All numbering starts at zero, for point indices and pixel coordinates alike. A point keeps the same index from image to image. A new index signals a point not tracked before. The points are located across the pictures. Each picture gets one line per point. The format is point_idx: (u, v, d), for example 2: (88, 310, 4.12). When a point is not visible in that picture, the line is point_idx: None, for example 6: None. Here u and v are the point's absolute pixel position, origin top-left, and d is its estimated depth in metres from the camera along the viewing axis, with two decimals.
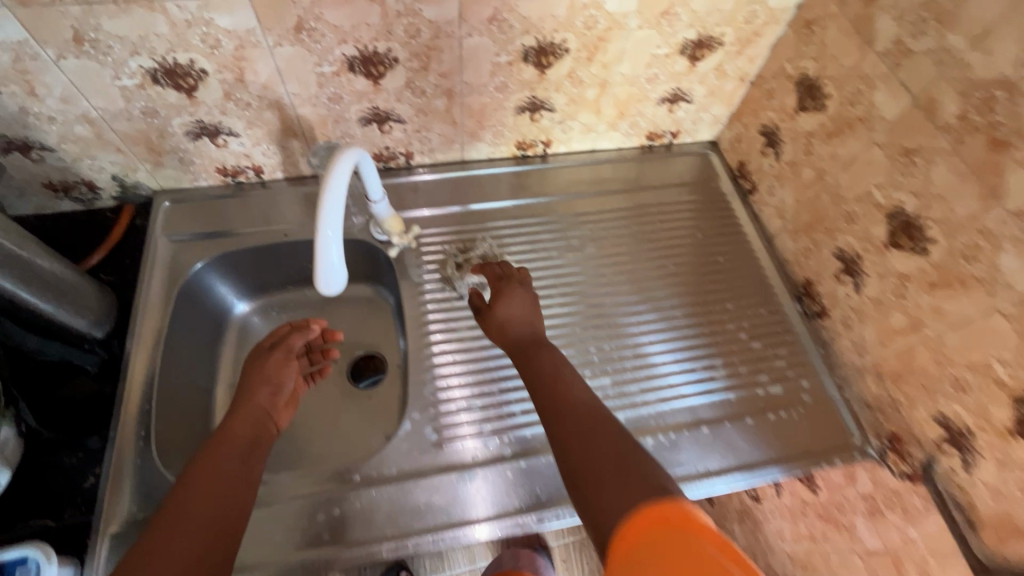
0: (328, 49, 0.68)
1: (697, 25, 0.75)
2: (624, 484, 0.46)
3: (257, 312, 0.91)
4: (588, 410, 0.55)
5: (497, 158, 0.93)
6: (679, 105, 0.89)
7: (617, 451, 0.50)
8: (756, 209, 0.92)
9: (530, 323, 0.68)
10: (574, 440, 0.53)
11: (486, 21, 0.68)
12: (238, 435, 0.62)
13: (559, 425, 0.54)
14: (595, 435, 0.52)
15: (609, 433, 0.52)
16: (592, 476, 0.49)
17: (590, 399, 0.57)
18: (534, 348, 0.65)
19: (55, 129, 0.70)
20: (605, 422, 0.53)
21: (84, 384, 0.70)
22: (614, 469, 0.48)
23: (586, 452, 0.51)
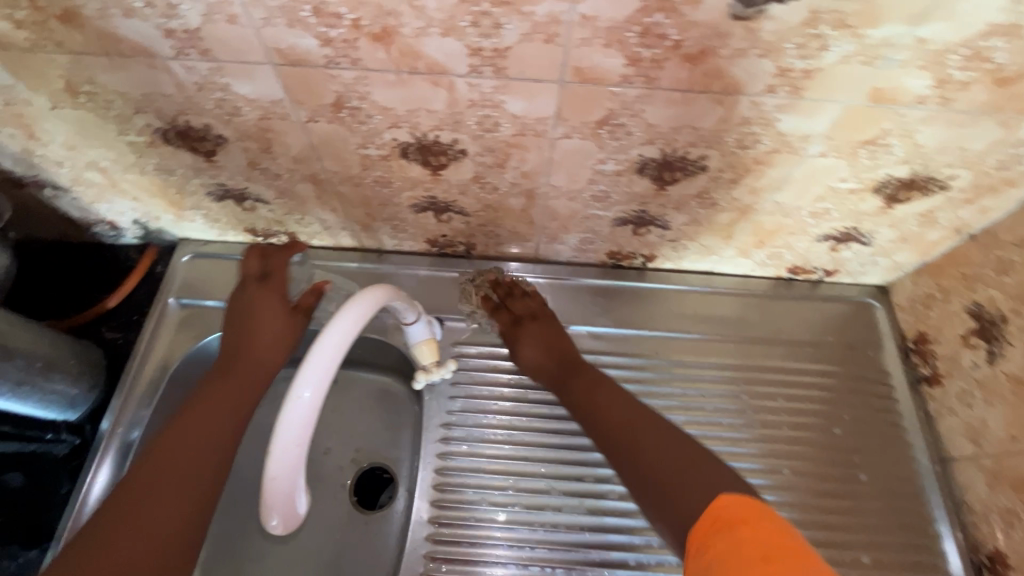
0: (376, 132, 0.50)
1: (915, 162, 0.49)
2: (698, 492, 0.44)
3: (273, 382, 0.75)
4: (641, 415, 0.53)
5: (581, 263, 0.72)
6: (848, 245, 0.63)
7: (679, 448, 0.48)
8: (932, 408, 0.64)
9: (555, 344, 0.62)
10: (631, 451, 0.50)
11: (594, 124, 0.48)
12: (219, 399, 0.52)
13: (621, 424, 0.52)
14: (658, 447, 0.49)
15: (671, 435, 0.50)
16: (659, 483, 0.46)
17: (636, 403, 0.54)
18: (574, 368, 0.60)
19: (65, 172, 0.60)
20: (666, 435, 0.50)
21: (45, 473, 0.61)
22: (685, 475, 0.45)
23: (650, 458, 0.48)
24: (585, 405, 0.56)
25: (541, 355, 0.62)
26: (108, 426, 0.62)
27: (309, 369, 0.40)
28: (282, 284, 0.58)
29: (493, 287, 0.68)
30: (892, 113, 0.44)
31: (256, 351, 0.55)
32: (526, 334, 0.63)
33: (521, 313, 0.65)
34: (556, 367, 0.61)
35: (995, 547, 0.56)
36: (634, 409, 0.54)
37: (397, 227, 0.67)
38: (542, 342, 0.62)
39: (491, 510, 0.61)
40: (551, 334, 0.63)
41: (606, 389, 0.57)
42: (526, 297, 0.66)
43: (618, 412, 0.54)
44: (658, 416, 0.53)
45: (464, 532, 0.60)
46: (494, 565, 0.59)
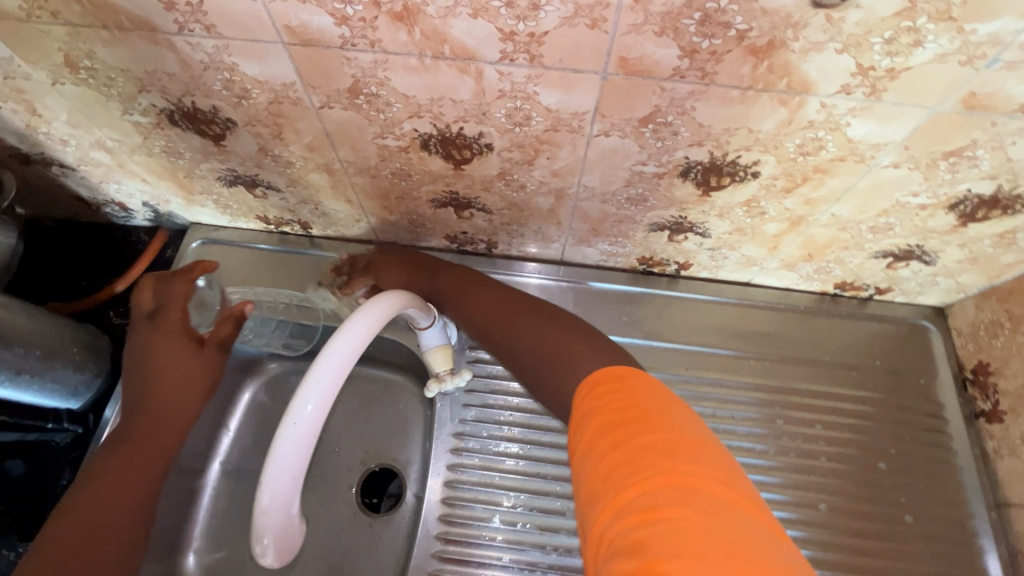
0: (395, 121, 0.46)
1: (1002, 178, 0.43)
2: (585, 354, 0.39)
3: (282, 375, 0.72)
4: (520, 306, 0.50)
5: (608, 267, 0.68)
6: (908, 263, 0.57)
7: (554, 329, 0.44)
8: (989, 447, 0.59)
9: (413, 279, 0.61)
10: (519, 340, 0.46)
11: (637, 122, 0.43)
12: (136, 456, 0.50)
13: (492, 326, 0.50)
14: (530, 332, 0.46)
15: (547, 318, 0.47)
16: (546, 364, 0.42)
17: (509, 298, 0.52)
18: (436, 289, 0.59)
19: (71, 151, 0.57)
20: (537, 318, 0.47)
21: (47, 464, 0.59)
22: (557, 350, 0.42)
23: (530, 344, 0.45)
24: (474, 316, 0.53)
25: (398, 284, 0.61)
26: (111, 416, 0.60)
27: (314, 382, 0.36)
28: (179, 318, 0.55)
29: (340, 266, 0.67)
30: (987, 122, 0.38)
31: (164, 403, 0.53)
32: (385, 277, 0.63)
33: (363, 265, 0.65)
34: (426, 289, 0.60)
35: None
36: (521, 301, 0.51)
37: (414, 221, 0.63)
38: (401, 277, 0.62)
39: (501, 529, 0.58)
40: (410, 269, 0.62)
41: (479, 293, 0.55)
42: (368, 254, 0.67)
43: (504, 309, 0.51)
44: (529, 302, 0.50)
45: (472, 551, 0.57)
46: None
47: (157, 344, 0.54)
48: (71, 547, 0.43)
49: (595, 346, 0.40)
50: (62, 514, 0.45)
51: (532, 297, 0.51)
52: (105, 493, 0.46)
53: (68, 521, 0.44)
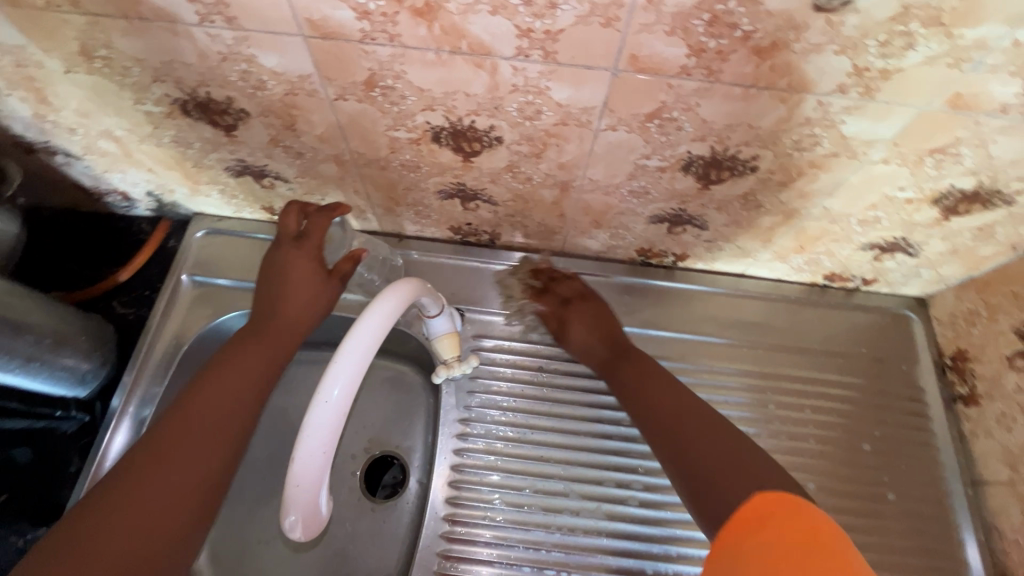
0: (408, 114, 0.47)
1: (983, 174, 0.46)
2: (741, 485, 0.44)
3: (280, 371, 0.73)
4: (703, 419, 0.50)
5: (608, 258, 0.70)
6: (893, 255, 0.60)
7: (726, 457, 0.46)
8: (966, 428, 0.62)
9: (608, 335, 0.62)
10: (674, 439, 0.50)
11: (643, 117, 0.45)
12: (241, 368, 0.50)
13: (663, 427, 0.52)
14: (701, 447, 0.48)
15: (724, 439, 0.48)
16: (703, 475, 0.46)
17: (699, 409, 0.51)
18: (621, 362, 0.59)
19: (78, 140, 0.57)
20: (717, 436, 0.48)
21: (54, 452, 0.59)
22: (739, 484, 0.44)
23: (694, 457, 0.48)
24: (631, 391, 0.56)
25: (591, 340, 0.62)
26: (120, 401, 0.61)
27: (339, 370, 0.38)
28: (318, 245, 0.57)
29: (534, 274, 0.67)
30: (970, 120, 0.41)
31: (287, 315, 0.55)
32: (574, 314, 0.63)
33: (562, 295, 0.65)
34: (608, 351, 0.61)
35: None
36: (681, 399, 0.53)
37: (420, 212, 0.64)
38: (592, 320, 0.62)
39: (506, 510, 0.60)
40: (606, 316, 0.63)
41: (667, 386, 0.55)
42: (567, 280, 0.66)
43: (659, 399, 0.54)
44: (706, 408, 0.52)
45: (479, 532, 0.59)
46: (508, 568, 0.58)
47: (296, 268, 0.56)
48: (177, 432, 0.45)
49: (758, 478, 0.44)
50: (193, 393, 0.48)
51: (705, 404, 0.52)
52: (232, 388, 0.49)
53: (198, 400, 0.47)
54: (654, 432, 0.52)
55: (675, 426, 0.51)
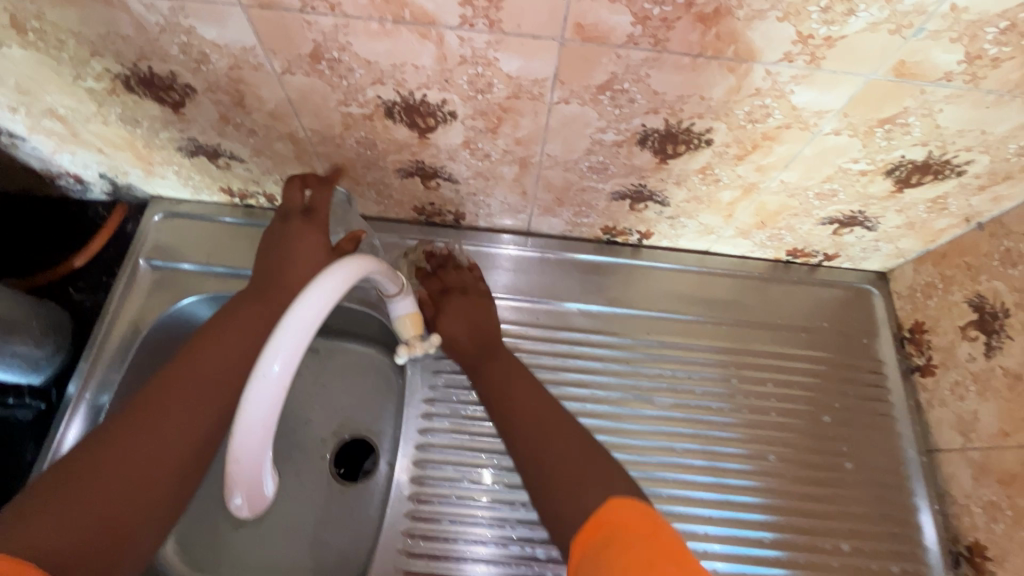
0: (358, 88, 0.46)
1: (933, 144, 0.46)
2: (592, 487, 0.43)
3: None
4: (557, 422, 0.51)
5: (574, 237, 0.70)
6: (852, 229, 0.61)
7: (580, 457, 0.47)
8: (922, 398, 0.64)
9: (481, 329, 0.62)
10: (531, 442, 0.51)
11: (596, 89, 0.44)
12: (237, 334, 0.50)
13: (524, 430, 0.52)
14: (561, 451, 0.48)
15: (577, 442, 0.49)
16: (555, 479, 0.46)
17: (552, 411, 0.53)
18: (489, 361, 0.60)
19: (21, 119, 0.55)
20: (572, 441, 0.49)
21: (9, 441, 0.58)
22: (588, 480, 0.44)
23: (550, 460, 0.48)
24: (495, 396, 0.57)
25: (461, 338, 0.61)
26: (76, 388, 0.60)
27: (281, 341, 0.37)
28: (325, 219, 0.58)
29: (429, 256, 0.68)
30: (916, 90, 0.41)
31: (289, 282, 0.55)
32: (452, 308, 0.62)
33: (456, 284, 0.65)
34: (474, 350, 0.61)
35: (975, 538, 0.56)
36: (547, 405, 0.54)
37: (382, 192, 0.63)
38: (462, 314, 0.62)
39: (471, 488, 0.60)
40: (473, 308, 0.63)
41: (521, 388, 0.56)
42: (460, 270, 0.66)
43: (524, 406, 0.54)
44: (561, 409, 0.53)
45: (444, 510, 0.59)
46: (472, 544, 0.58)
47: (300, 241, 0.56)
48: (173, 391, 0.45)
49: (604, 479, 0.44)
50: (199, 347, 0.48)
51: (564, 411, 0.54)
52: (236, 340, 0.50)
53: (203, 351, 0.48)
54: (514, 436, 0.53)
55: (541, 434, 0.51)
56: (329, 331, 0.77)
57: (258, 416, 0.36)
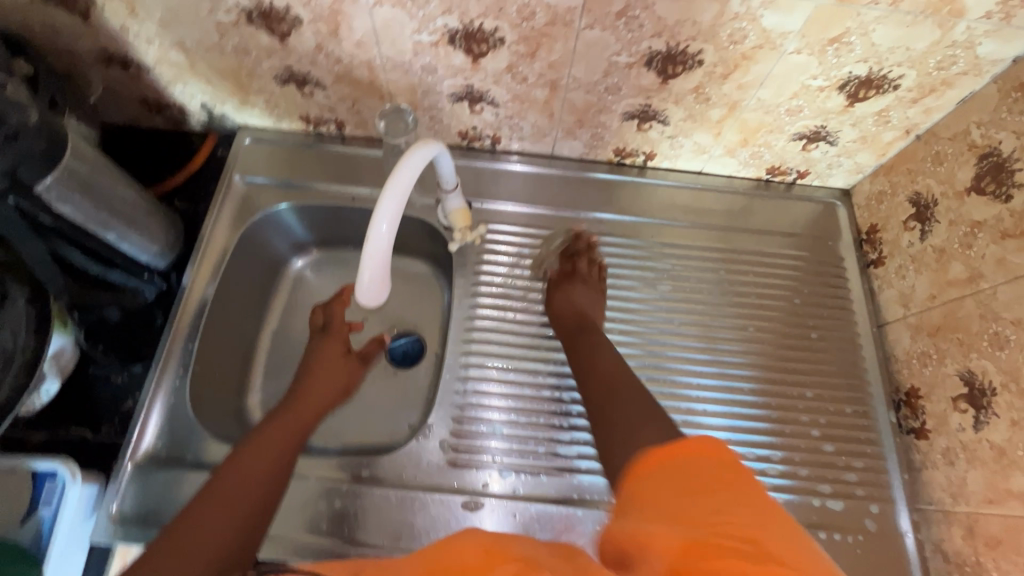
0: (431, 17, 0.61)
1: (871, 60, 0.61)
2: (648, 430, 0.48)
3: (311, 265, 0.87)
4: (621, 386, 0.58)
5: (591, 160, 0.84)
6: (817, 145, 0.75)
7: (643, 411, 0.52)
8: (875, 285, 0.78)
9: (586, 313, 0.72)
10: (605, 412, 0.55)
11: (614, 15, 0.58)
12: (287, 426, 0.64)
13: (598, 391, 0.59)
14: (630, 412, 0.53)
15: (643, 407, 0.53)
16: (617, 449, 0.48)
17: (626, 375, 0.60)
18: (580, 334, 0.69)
19: (152, 51, 0.69)
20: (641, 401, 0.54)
21: (138, 311, 0.73)
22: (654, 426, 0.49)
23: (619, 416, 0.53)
24: (583, 365, 0.65)
25: (563, 309, 0.72)
26: (190, 271, 0.74)
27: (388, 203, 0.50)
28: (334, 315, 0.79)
29: (574, 239, 0.79)
30: (853, 12, 0.55)
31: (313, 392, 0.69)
32: (573, 285, 0.74)
33: (585, 274, 0.75)
34: (574, 324, 0.71)
35: (911, 384, 0.70)
36: (620, 373, 0.61)
37: (434, 117, 0.77)
38: (575, 300, 0.73)
39: (512, 347, 0.75)
40: (588, 300, 0.73)
41: (599, 358, 0.65)
42: (592, 262, 0.77)
43: (599, 370, 0.62)
44: (633, 380, 0.59)
45: (489, 363, 0.74)
46: (511, 388, 0.72)
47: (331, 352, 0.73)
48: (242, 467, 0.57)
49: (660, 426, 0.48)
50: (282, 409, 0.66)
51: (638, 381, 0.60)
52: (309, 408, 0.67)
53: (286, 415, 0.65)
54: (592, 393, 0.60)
55: (610, 393, 0.57)
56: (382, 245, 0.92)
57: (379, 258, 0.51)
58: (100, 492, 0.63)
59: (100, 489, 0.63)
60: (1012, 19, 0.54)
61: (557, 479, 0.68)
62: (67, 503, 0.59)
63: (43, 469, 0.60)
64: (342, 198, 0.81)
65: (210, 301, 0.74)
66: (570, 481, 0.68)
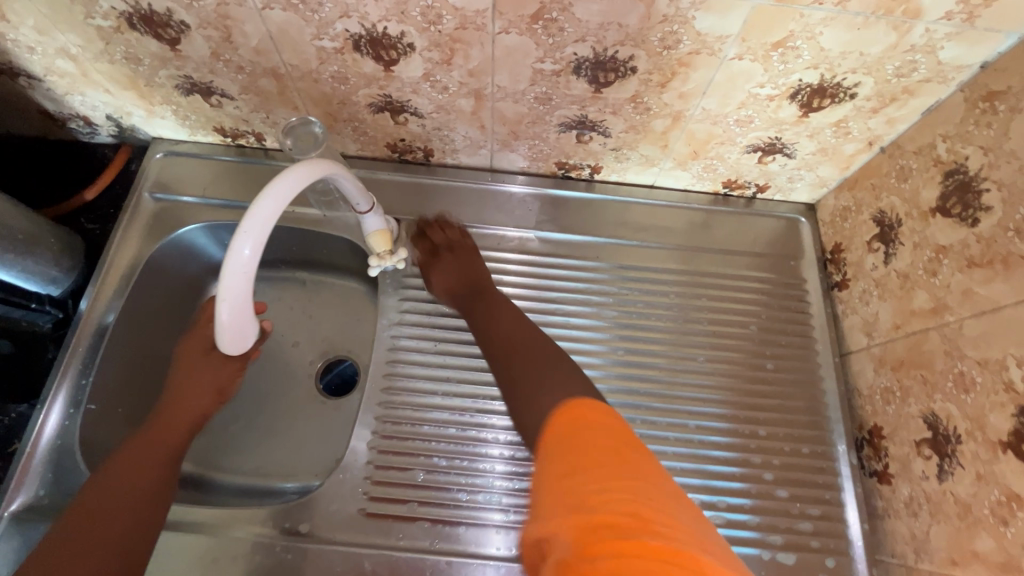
0: (328, 22, 0.54)
1: (822, 67, 0.54)
2: (553, 388, 0.49)
3: None
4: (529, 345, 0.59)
5: (533, 173, 0.77)
6: (774, 157, 0.69)
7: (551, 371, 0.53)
8: (839, 309, 0.71)
9: (474, 273, 0.69)
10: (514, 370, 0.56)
11: (528, 18, 0.52)
12: (160, 439, 0.59)
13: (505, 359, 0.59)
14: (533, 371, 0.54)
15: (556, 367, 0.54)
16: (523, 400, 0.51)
17: (529, 334, 0.61)
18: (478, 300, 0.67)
19: (38, 59, 0.63)
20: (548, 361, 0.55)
21: (32, 343, 0.66)
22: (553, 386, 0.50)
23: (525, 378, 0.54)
24: (483, 329, 0.64)
25: (454, 289, 0.69)
26: (89, 299, 0.68)
27: (250, 224, 0.43)
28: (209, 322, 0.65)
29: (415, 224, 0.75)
30: (796, 13, 0.49)
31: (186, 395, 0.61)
32: (443, 262, 0.71)
33: (443, 242, 0.72)
34: (467, 291, 0.69)
35: (874, 422, 0.64)
36: (528, 334, 0.61)
37: (357, 128, 0.71)
38: (456, 270, 0.70)
39: (439, 384, 0.69)
40: (468, 262, 0.70)
41: (501, 319, 0.64)
42: (448, 229, 0.73)
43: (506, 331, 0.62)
44: (541, 338, 0.60)
45: (411, 399, 0.68)
46: (435, 427, 0.67)
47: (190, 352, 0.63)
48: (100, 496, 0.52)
49: (577, 385, 0.49)
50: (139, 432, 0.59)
51: (543, 337, 0.60)
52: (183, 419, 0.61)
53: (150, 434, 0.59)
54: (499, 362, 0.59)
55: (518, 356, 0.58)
56: (314, 265, 0.85)
57: (238, 291, 0.44)
58: None
59: None
60: (975, 20, 0.48)
61: (479, 529, 0.62)
62: None
63: None
64: None
65: (110, 331, 0.68)
66: (496, 534, 0.62)
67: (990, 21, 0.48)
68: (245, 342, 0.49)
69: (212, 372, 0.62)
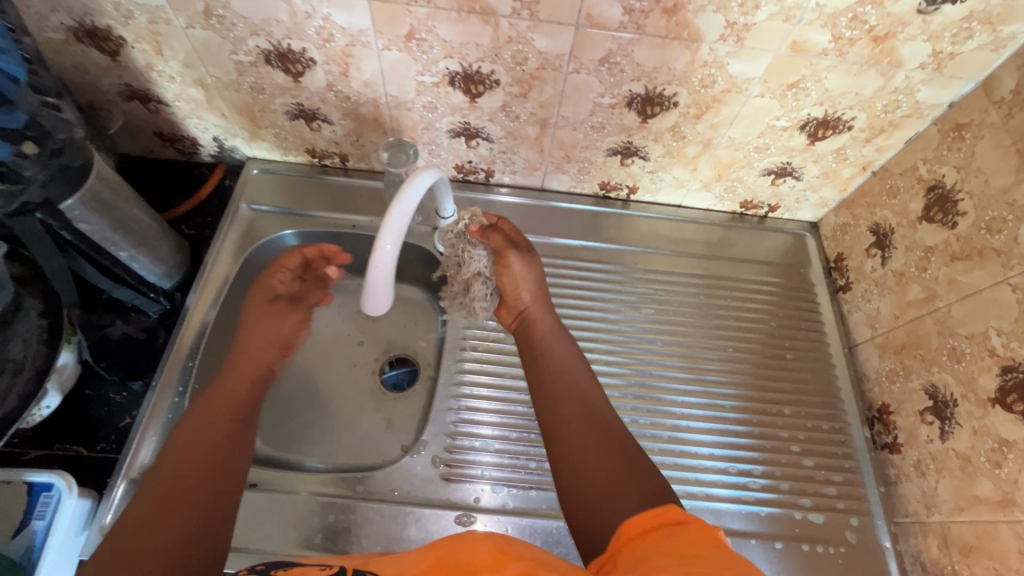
0: (434, 60, 0.67)
1: (826, 104, 0.68)
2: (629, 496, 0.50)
3: None
4: (596, 421, 0.58)
5: (577, 193, 0.90)
6: (785, 180, 0.82)
7: (618, 466, 0.53)
8: (844, 309, 0.83)
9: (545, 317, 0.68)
10: (578, 451, 0.55)
11: (598, 61, 0.65)
12: (235, 389, 0.59)
13: (570, 431, 0.57)
14: (600, 461, 0.54)
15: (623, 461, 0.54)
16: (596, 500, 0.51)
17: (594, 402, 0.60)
18: (548, 351, 0.65)
19: (174, 87, 0.75)
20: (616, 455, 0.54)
21: (142, 330, 0.75)
22: (627, 492, 0.50)
23: (590, 471, 0.53)
24: (550, 386, 0.61)
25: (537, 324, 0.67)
26: (194, 294, 0.77)
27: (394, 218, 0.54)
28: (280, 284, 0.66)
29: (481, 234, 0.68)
30: (807, 61, 0.63)
31: (254, 355, 0.62)
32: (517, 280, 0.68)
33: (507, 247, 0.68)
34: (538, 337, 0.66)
35: (883, 401, 0.74)
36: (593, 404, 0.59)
37: (433, 151, 0.83)
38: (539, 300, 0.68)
39: (505, 368, 0.78)
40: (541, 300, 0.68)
41: (570, 378, 0.62)
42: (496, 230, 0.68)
43: (574, 396, 0.60)
44: (607, 411, 0.59)
45: (479, 380, 0.77)
46: (502, 404, 0.75)
47: (258, 304, 0.65)
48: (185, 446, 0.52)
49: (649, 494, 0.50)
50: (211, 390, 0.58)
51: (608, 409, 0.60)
52: (255, 366, 0.62)
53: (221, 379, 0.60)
54: (562, 433, 0.57)
55: (583, 431, 0.57)
56: None
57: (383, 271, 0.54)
58: (92, 509, 0.62)
59: (93, 505, 0.62)
60: (943, 69, 0.62)
61: (546, 493, 0.70)
62: (61, 516, 0.58)
63: (40, 481, 0.59)
64: (342, 227, 0.86)
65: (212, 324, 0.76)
66: None
67: (954, 70, 0.63)
68: (383, 308, 0.56)
69: (278, 322, 0.65)
